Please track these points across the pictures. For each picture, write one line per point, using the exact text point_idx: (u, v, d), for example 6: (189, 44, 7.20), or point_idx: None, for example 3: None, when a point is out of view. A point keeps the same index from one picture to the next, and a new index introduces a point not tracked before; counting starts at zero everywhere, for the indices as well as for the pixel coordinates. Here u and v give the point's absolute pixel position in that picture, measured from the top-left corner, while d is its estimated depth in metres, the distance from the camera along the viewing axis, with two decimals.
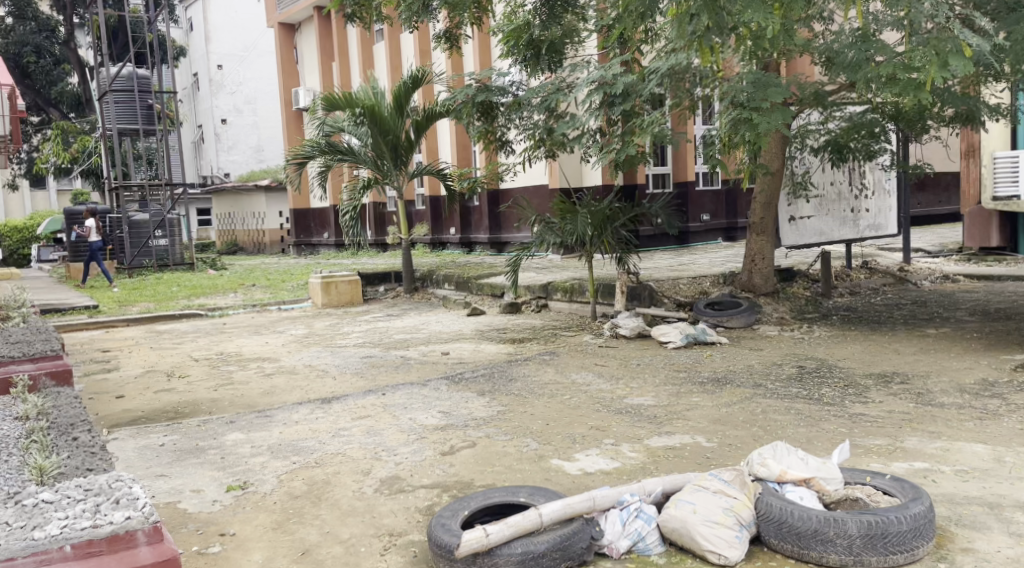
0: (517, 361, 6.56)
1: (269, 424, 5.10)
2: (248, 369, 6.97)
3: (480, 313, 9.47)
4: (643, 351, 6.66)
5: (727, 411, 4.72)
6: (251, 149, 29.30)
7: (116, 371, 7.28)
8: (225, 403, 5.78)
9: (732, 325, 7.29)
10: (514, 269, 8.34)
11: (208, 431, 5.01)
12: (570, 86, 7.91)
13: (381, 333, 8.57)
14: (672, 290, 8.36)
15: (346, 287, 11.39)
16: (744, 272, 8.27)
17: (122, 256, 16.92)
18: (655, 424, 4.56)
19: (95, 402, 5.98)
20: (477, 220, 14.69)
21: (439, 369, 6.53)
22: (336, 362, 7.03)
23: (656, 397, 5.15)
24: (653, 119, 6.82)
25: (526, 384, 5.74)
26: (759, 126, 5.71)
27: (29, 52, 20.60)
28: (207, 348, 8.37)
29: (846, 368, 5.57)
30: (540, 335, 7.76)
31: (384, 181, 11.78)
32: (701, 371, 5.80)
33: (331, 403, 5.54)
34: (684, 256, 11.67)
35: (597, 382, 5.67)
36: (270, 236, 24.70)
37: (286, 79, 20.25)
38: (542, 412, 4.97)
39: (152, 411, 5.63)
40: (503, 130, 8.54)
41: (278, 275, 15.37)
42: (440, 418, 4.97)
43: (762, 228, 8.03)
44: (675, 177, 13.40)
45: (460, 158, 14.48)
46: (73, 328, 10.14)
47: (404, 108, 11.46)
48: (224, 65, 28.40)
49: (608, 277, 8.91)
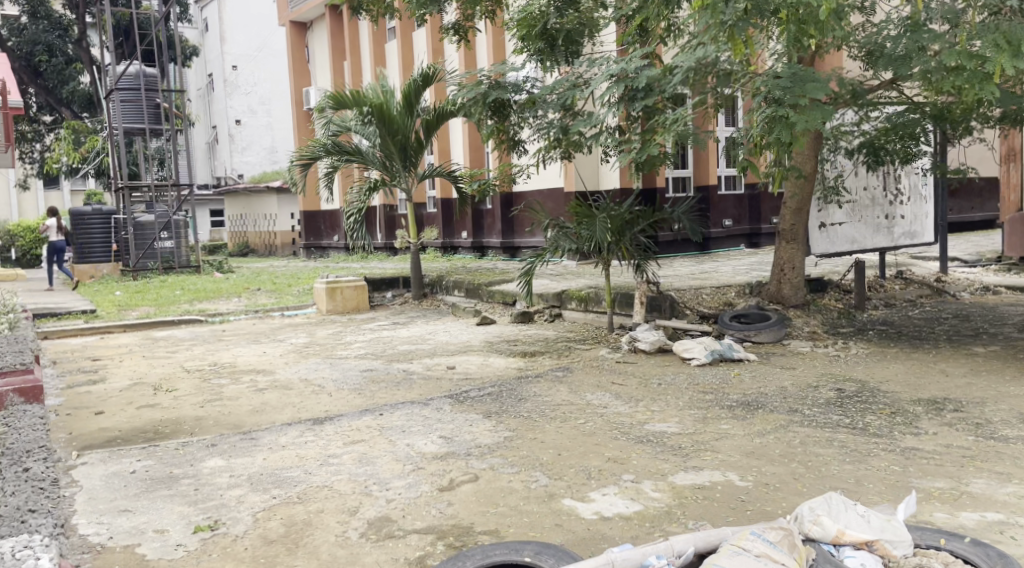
0: (528, 378, 6.07)
1: (253, 448, 4.64)
2: (240, 383, 6.51)
3: (490, 322, 8.99)
4: (664, 368, 6.15)
5: (761, 442, 4.20)
6: (265, 150, 28.98)
7: (102, 383, 6.85)
8: (211, 422, 5.32)
9: (759, 340, 6.80)
10: (527, 278, 7.85)
11: (185, 456, 4.55)
12: (586, 84, 7.41)
13: (385, 343, 8.12)
14: (694, 300, 7.84)
15: (352, 293, 10.95)
16: (772, 282, 7.76)
17: (127, 258, 16.56)
18: (680, 456, 4.05)
19: (71, 419, 5.55)
20: (489, 224, 14.23)
21: (443, 385, 6.06)
22: (334, 376, 6.56)
23: (681, 423, 4.64)
24: (678, 116, 6.25)
25: (537, 405, 5.25)
26: (796, 124, 5.19)
27: (41, 51, 20.30)
28: (202, 357, 7.94)
29: (891, 393, 5.03)
30: (553, 348, 7.25)
31: (391, 183, 11.34)
32: (729, 392, 5.28)
33: (323, 424, 5.07)
34: (706, 263, 11.15)
35: (615, 404, 5.17)
36: (281, 238, 24.33)
37: (298, 79, 19.87)
38: (554, 439, 4.48)
39: (129, 431, 5.18)
40: (516, 129, 8.04)
41: (284, 279, 14.95)
42: (440, 445, 4.48)
43: (792, 235, 7.52)
44: (696, 180, 12.88)
45: (472, 159, 14.03)
46: (67, 334, 9.74)
47: (414, 107, 10.98)
48: (239, 65, 28.13)
49: (625, 286, 8.41)
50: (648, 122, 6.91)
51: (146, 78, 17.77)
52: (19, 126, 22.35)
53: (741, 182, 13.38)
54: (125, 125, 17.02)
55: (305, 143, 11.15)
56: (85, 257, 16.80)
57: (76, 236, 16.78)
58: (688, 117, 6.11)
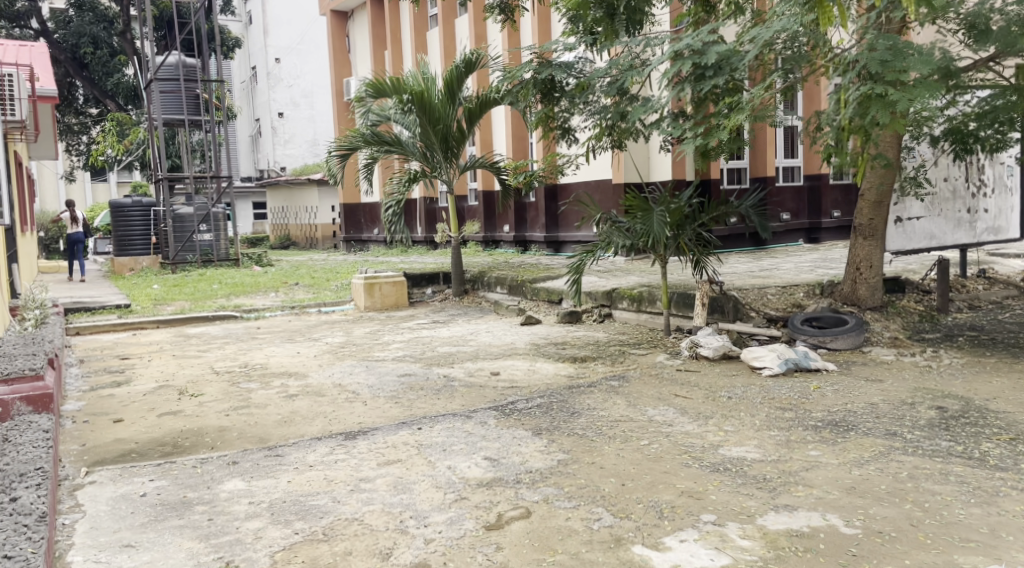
0: (581, 388, 5.50)
1: (277, 467, 4.16)
2: (270, 388, 6.05)
3: (535, 322, 8.44)
4: (733, 379, 5.53)
5: (861, 475, 3.59)
6: (307, 143, 28.78)
7: (127, 385, 6.46)
8: (235, 435, 4.86)
9: (836, 346, 6.17)
10: (577, 275, 7.26)
11: (203, 476, 4.09)
12: (644, 63, 6.67)
13: (424, 344, 7.62)
14: (759, 301, 7.18)
15: (391, 289, 10.49)
16: (847, 281, 7.08)
17: (166, 251, 16.35)
18: (766, 491, 3.47)
19: (88, 429, 5.14)
20: (533, 217, 13.68)
21: (488, 395, 5.53)
22: (370, 382, 6.06)
23: (761, 448, 4.05)
24: (753, 97, 5.53)
25: (593, 421, 4.69)
26: (895, 104, 4.56)
27: (86, 43, 20.04)
28: (233, 358, 7.52)
29: (1004, 413, 4.36)
30: (605, 352, 6.68)
31: (432, 174, 10.86)
32: (811, 410, 4.66)
33: (355, 439, 4.57)
34: (765, 259, 10.49)
35: (681, 421, 4.59)
36: (321, 231, 24.07)
37: (339, 69, 19.51)
38: (615, 464, 3.92)
39: (146, 444, 4.74)
40: (565, 115, 7.51)
41: (323, 273, 14.59)
42: (486, 469, 3.96)
43: (870, 230, 6.80)
44: (753, 171, 12.16)
45: (516, 150, 13.49)
46: (100, 330, 9.44)
47: (456, 96, 10.44)
48: (282, 58, 27.85)
49: (682, 285, 7.79)
50: (714, 103, 6.22)
51: (186, 69, 17.53)
52: (66, 118, 22.40)
53: (801, 174, 12.66)
54: (165, 116, 16.80)
55: (344, 133, 10.67)
56: (125, 249, 16.61)
57: (116, 229, 16.60)
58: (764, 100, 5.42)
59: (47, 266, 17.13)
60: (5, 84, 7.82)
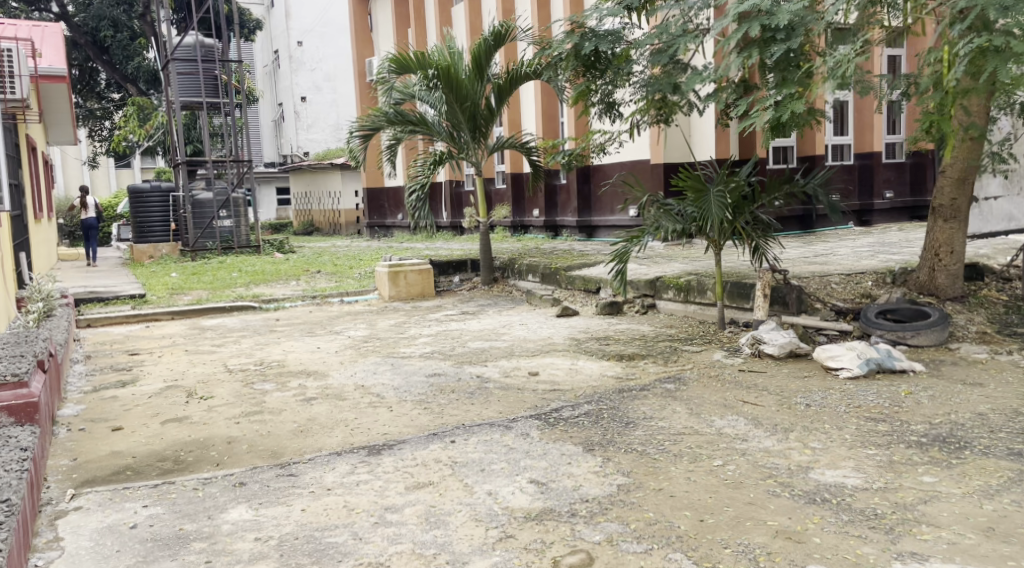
0: (633, 392, 4.88)
1: (290, 491, 3.58)
2: (288, 390, 5.50)
3: (572, 313, 7.81)
4: (805, 382, 4.88)
5: (996, 512, 2.97)
6: (330, 127, 28.22)
7: (132, 385, 5.92)
8: (245, 447, 4.29)
9: (918, 343, 5.53)
10: (621, 264, 6.58)
11: (205, 501, 3.52)
12: (699, 28, 5.89)
13: (454, 338, 7.04)
14: (824, 291, 6.49)
15: (416, 278, 9.90)
16: (923, 268, 6.39)
17: (185, 237, 15.85)
18: (882, 533, 2.85)
19: (83, 439, 4.59)
20: (564, 201, 13.03)
21: (528, 400, 4.90)
22: (396, 384, 5.48)
23: (862, 471, 3.42)
24: (836, 61, 4.79)
25: (653, 435, 4.06)
26: (1019, 59, 3.91)
27: (106, 26, 19.38)
28: (248, 354, 6.96)
29: None
30: (655, 348, 6.03)
31: (459, 155, 10.21)
32: (908, 421, 4.02)
33: (380, 455, 3.98)
34: (818, 244, 9.77)
35: (757, 434, 3.96)
36: (345, 217, 23.58)
37: (361, 49, 18.89)
38: (688, 493, 3.29)
39: (144, 458, 4.18)
40: (607, 89, 6.80)
41: (346, 260, 14.04)
42: (534, 496, 3.36)
43: (952, 211, 6.11)
44: (801, 151, 11.37)
45: (546, 129, 12.82)
46: (112, 322, 8.93)
47: (484, 70, 9.77)
48: (304, 41, 27.35)
49: (734, 273, 7.11)
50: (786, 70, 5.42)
51: (204, 49, 16.97)
52: (87, 103, 22.02)
53: (850, 153, 11.94)
54: (183, 99, 16.27)
55: (366, 112, 10.03)
56: (145, 236, 16.18)
57: (136, 215, 16.16)
58: (854, 62, 4.67)
59: (67, 254, 16.78)
60: (4, 60, 7.12)
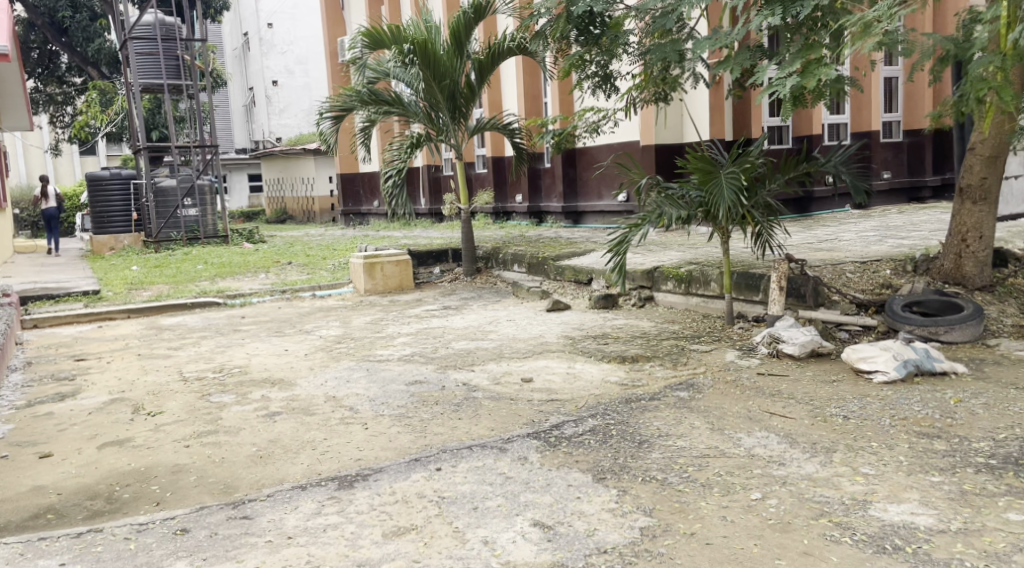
0: (642, 401, 4.30)
1: (243, 540, 2.95)
2: (249, 403, 4.85)
3: (564, 308, 7.21)
4: (835, 388, 4.31)
5: None
6: (303, 112, 27.33)
7: (72, 399, 5.23)
8: (191, 479, 3.63)
9: (950, 338, 4.99)
10: (619, 255, 5.92)
11: (137, 557, 2.88)
12: None
13: (436, 337, 6.41)
14: (840, 281, 5.93)
15: (394, 270, 9.26)
16: (948, 255, 5.85)
17: (147, 227, 14.99)
18: None
19: (3, 469, 3.91)
20: (548, 185, 12.43)
21: (523, 413, 4.28)
22: (371, 393, 4.85)
23: (932, 507, 2.85)
24: (874, 16, 4.19)
25: (673, 459, 3.46)
26: None
27: (64, 7, 18.46)
28: (208, 358, 6.29)
29: None
30: (660, 348, 5.44)
31: (438, 138, 9.52)
32: (969, 437, 3.47)
33: (353, 488, 3.36)
34: (820, 228, 9.22)
35: (797, 457, 3.38)
36: (319, 204, 22.79)
37: (333, 28, 18.13)
38: (729, 540, 2.70)
39: (72, 496, 3.52)
40: (602, 59, 6.14)
41: (319, 250, 13.33)
42: (540, 546, 2.75)
43: (982, 192, 5.60)
44: (797, 130, 10.80)
45: (529, 109, 12.19)
46: (61, 322, 8.18)
47: (464, 46, 9.08)
48: (275, 23, 26.40)
49: (739, 263, 6.53)
50: (811, 30, 4.83)
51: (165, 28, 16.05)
52: (47, 88, 20.99)
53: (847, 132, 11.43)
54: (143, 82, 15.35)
55: (337, 91, 9.30)
56: (105, 227, 15.30)
57: (94, 205, 15.25)
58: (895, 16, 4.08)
59: (23, 246, 15.89)
60: None
